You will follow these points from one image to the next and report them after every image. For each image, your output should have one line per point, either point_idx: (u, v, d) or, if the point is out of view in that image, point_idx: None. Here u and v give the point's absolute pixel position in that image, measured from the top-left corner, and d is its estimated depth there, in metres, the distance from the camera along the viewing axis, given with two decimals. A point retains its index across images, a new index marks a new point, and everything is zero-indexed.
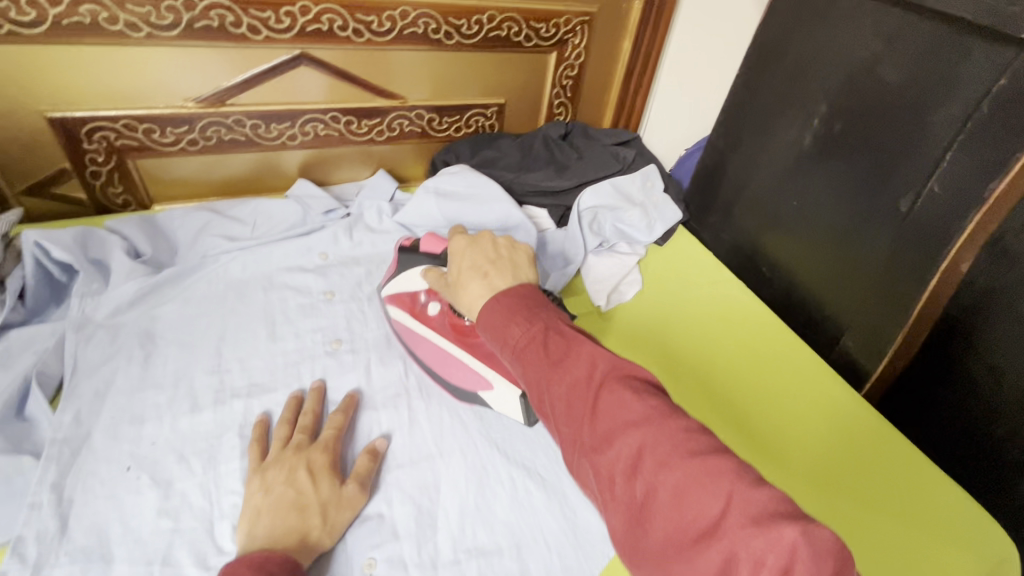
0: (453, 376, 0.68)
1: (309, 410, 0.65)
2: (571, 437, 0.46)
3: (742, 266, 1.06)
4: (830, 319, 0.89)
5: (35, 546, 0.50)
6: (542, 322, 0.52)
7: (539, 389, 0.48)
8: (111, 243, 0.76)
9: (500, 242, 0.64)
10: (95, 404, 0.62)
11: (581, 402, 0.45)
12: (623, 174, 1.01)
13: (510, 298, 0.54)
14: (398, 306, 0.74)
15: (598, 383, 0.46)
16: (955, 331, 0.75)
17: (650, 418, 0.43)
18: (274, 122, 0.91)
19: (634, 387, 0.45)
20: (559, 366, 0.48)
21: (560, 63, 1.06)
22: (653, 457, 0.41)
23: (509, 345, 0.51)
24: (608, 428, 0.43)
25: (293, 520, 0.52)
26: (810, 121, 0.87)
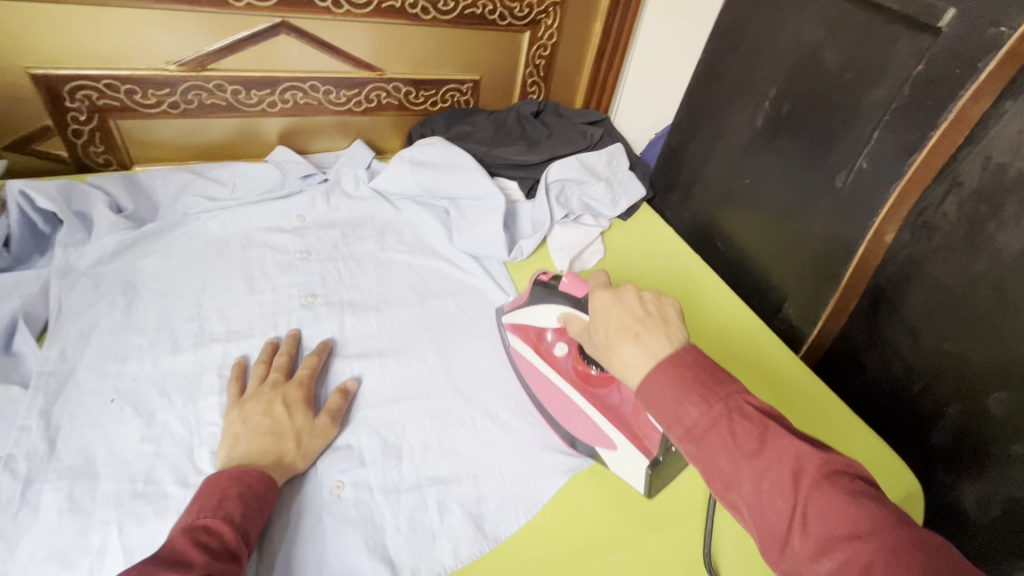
0: (571, 422, 0.66)
1: (285, 351, 0.70)
2: (773, 538, 0.40)
3: (701, 242, 1.13)
4: (775, 288, 0.98)
5: (25, 463, 0.54)
6: (720, 399, 0.44)
7: (726, 480, 0.42)
8: (93, 197, 0.79)
9: (646, 296, 0.55)
10: (80, 343, 0.66)
11: (781, 497, 0.40)
12: (590, 151, 1.07)
13: (678, 364, 0.47)
14: (517, 333, 0.73)
15: (809, 484, 0.40)
16: (880, 296, 0.81)
17: (875, 528, 0.37)
18: (254, 88, 0.94)
19: (850, 490, 0.39)
20: (758, 459, 0.41)
21: (533, 43, 1.10)
22: (890, 574, 0.35)
23: (682, 427, 0.45)
24: (824, 534, 0.38)
25: (270, 444, 0.58)
26: (762, 104, 0.94)
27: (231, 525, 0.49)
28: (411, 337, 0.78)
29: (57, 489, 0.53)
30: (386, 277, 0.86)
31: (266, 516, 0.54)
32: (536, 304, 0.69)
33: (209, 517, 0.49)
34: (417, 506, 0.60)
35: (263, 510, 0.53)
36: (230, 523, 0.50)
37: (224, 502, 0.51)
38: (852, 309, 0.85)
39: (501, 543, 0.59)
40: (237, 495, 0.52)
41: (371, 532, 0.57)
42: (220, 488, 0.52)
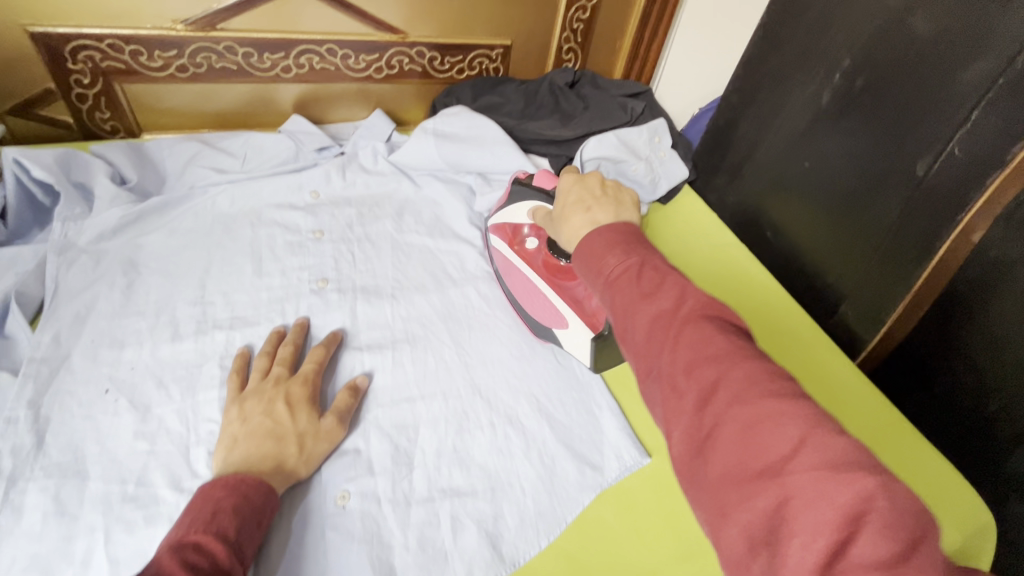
0: (534, 309, 0.70)
1: (291, 341, 0.64)
2: (647, 365, 0.41)
3: (746, 231, 1.02)
4: (830, 286, 0.87)
5: (10, 459, 0.51)
6: (638, 254, 0.47)
7: (621, 311, 0.44)
8: (95, 167, 0.74)
9: (608, 181, 0.60)
10: (76, 327, 0.61)
11: (661, 325, 0.41)
12: (630, 127, 0.97)
13: (615, 230, 0.50)
14: (495, 232, 0.77)
15: (686, 317, 0.41)
16: (957, 302, 0.71)
17: (732, 355, 0.39)
18: (267, 52, 0.87)
19: (721, 325, 0.41)
20: (654, 299, 0.43)
21: (571, 4, 1.00)
22: (729, 391, 0.37)
23: (602, 277, 0.47)
24: (686, 357, 0.39)
25: (269, 447, 0.53)
26: (830, 76, 0.83)
27: (224, 543, 0.44)
28: (427, 328, 0.72)
29: (43, 488, 0.50)
30: (403, 262, 0.79)
31: (264, 532, 0.49)
32: (513, 203, 0.77)
33: (199, 533, 0.44)
34: (429, 522, 0.55)
35: (260, 526, 0.48)
36: (224, 539, 0.44)
37: (217, 517, 0.46)
38: (921, 315, 0.76)
39: (520, 568, 0.53)
40: (232, 508, 0.47)
41: (377, 550, 0.53)
42: (214, 499, 0.47)
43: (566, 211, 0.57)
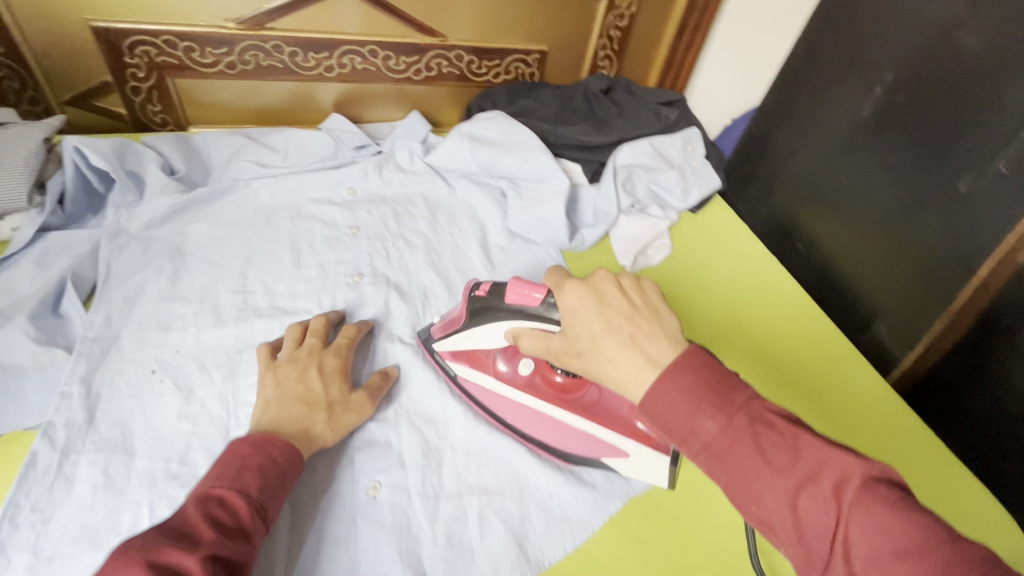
0: (564, 443, 0.61)
1: (322, 316, 0.66)
2: (808, 554, 0.37)
3: (776, 242, 1.02)
4: (864, 302, 0.86)
5: (64, 432, 0.53)
6: (737, 410, 0.41)
7: (751, 495, 0.39)
8: (147, 157, 0.76)
9: (625, 285, 0.50)
10: (127, 309, 0.64)
11: (822, 513, 0.37)
12: (663, 135, 0.97)
13: (688, 371, 0.43)
14: (460, 361, 0.64)
15: (847, 497, 0.37)
16: (996, 323, 0.70)
17: (923, 544, 0.34)
18: (312, 51, 0.89)
19: (889, 496, 0.36)
20: (792, 475, 0.38)
21: (610, 12, 1.01)
22: None
23: (699, 442, 0.41)
24: (863, 555, 0.35)
25: (299, 412, 0.54)
26: (871, 89, 0.82)
27: (246, 498, 0.45)
28: None
29: (93, 463, 0.52)
30: (436, 260, 0.81)
31: (288, 488, 0.49)
32: (482, 325, 0.61)
33: (223, 488, 0.44)
34: (455, 518, 0.56)
35: (285, 484, 0.49)
36: (246, 496, 0.45)
37: (242, 474, 0.46)
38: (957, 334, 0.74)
39: (545, 571, 0.54)
40: (257, 465, 0.47)
41: (406, 541, 0.54)
42: (240, 455, 0.48)
43: (608, 354, 0.46)
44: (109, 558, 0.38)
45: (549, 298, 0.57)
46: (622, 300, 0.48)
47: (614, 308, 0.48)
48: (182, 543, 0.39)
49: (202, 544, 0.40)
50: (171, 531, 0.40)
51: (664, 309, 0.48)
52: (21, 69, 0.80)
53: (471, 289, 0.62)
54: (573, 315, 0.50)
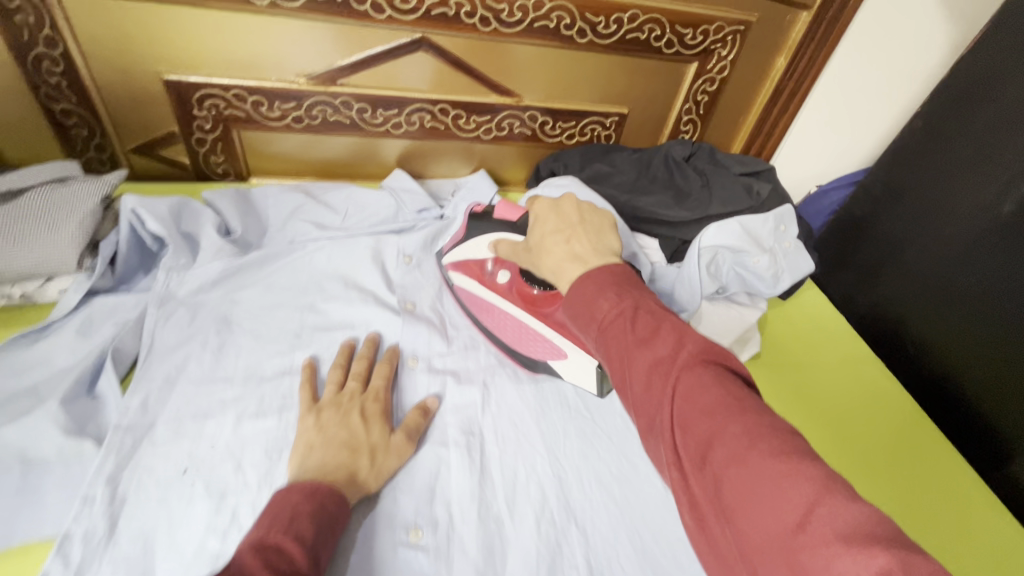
0: (522, 342, 0.68)
1: (362, 356, 0.65)
2: (647, 417, 0.41)
3: (877, 339, 0.89)
4: (996, 430, 0.72)
5: (79, 548, 0.48)
6: (631, 297, 0.46)
7: (617, 365, 0.43)
8: (203, 217, 0.73)
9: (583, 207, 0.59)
10: (167, 392, 0.59)
11: (657, 379, 0.41)
12: (753, 213, 0.87)
13: (606, 275, 0.49)
14: (459, 271, 0.74)
15: (681, 364, 0.41)
16: None
17: (731, 408, 0.37)
18: (382, 108, 0.85)
19: (718, 371, 0.40)
20: (648, 344, 0.42)
21: (699, 75, 0.93)
22: (726, 449, 0.36)
23: (595, 323, 0.46)
24: (685, 413, 0.39)
25: (344, 456, 0.53)
26: (1018, 184, 0.70)
27: (301, 547, 0.42)
28: (520, 433, 0.64)
29: None
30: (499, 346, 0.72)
31: (335, 544, 0.47)
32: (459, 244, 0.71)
33: (280, 535, 0.42)
34: None
35: (334, 536, 0.46)
36: (301, 542, 0.43)
37: (295, 521, 0.44)
38: None
39: None
40: (309, 514, 0.46)
41: None
42: (292, 503, 0.46)
43: (551, 249, 0.55)
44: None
45: (527, 214, 0.70)
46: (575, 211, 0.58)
47: (568, 219, 0.57)
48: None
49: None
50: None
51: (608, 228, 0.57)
52: (92, 118, 0.78)
53: (470, 208, 0.76)
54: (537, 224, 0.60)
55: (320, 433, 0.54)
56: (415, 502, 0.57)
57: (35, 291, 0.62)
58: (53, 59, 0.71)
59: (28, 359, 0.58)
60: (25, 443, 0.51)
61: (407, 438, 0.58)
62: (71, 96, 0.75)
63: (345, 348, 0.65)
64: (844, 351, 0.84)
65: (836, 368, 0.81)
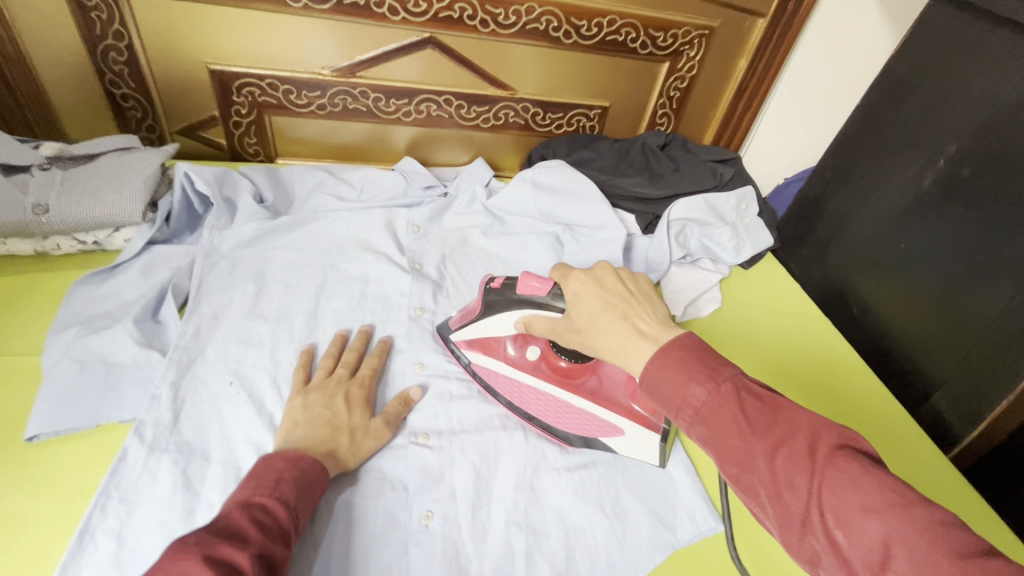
0: (560, 419, 0.66)
1: (354, 347, 0.68)
2: (790, 517, 0.39)
3: (830, 305, 1.01)
4: (921, 371, 0.84)
5: (151, 431, 0.56)
6: (725, 378, 0.44)
7: (740, 460, 0.41)
8: (241, 186, 0.84)
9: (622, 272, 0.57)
10: (216, 321, 0.69)
11: (797, 473, 0.39)
12: (717, 191, 1.00)
13: (687, 352, 0.47)
14: (474, 349, 0.70)
15: (821, 458, 0.39)
16: None
17: (893, 503, 0.36)
18: (394, 98, 0.98)
19: (860, 460, 0.39)
20: (768, 433, 0.41)
21: (671, 74, 1.06)
22: (907, 554, 0.34)
23: (690, 409, 0.44)
24: (839, 513, 0.37)
25: (325, 436, 0.56)
26: (934, 161, 0.83)
27: (285, 507, 0.46)
28: None
29: (172, 465, 0.54)
30: None
31: (314, 506, 0.50)
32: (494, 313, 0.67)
33: (264, 496, 0.45)
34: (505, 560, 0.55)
35: (313, 499, 0.50)
36: (285, 505, 0.46)
37: (280, 484, 0.47)
38: None
39: None
40: (292, 480, 0.48)
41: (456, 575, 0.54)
42: (277, 469, 0.48)
43: (598, 326, 0.53)
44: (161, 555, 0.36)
45: (556, 287, 0.61)
46: (620, 287, 0.55)
47: (612, 294, 0.54)
48: (233, 540, 0.39)
49: (252, 542, 0.40)
50: (219, 533, 0.39)
51: (657, 299, 0.54)
52: (146, 101, 0.91)
53: (487, 282, 0.67)
54: (575, 301, 0.56)
55: (305, 411, 0.58)
56: (424, 415, 0.65)
57: (105, 239, 0.74)
58: (118, 49, 0.85)
59: (104, 289, 0.70)
60: (106, 349, 0.62)
61: (387, 424, 0.61)
62: (131, 82, 0.88)
63: (338, 338, 0.69)
64: (804, 320, 0.94)
65: (795, 333, 0.92)
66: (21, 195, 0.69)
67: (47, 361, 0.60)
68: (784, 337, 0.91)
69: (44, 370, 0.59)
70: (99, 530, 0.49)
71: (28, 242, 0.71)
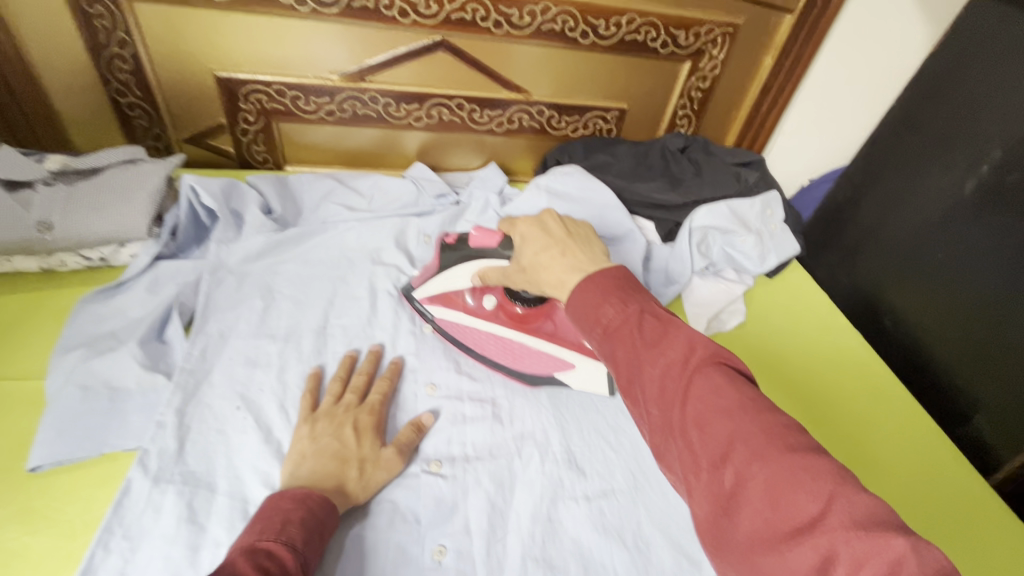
0: (522, 360, 0.70)
1: (362, 370, 0.66)
2: (659, 420, 0.42)
3: (860, 315, 0.97)
4: (960, 390, 0.79)
5: (156, 461, 0.54)
6: (634, 301, 0.47)
7: (627, 369, 0.44)
8: (249, 197, 0.81)
9: (563, 220, 0.62)
10: (223, 340, 0.67)
11: (673, 381, 0.41)
12: (741, 197, 0.96)
13: (607, 279, 0.49)
14: (437, 304, 0.73)
15: (693, 367, 0.42)
16: None
17: (746, 408, 0.39)
18: (405, 102, 0.95)
19: (729, 374, 0.41)
20: (657, 346, 0.43)
21: (692, 74, 1.01)
22: (745, 448, 0.37)
23: (600, 327, 0.47)
24: (699, 413, 0.40)
25: (333, 469, 0.54)
26: (976, 167, 0.78)
27: (292, 551, 0.44)
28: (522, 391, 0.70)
29: (176, 498, 0.52)
30: None
31: (325, 552, 0.48)
32: (450, 269, 0.71)
33: (270, 540, 0.44)
34: None
35: (324, 542, 0.48)
36: (292, 548, 0.44)
37: (286, 527, 0.45)
38: None
39: None
40: (300, 521, 0.47)
41: None
42: (283, 510, 0.47)
43: (541, 262, 0.57)
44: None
45: (505, 237, 0.67)
46: (558, 228, 0.60)
47: (553, 235, 0.59)
48: None
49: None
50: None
51: (594, 238, 0.59)
52: (152, 110, 0.89)
53: (441, 239, 0.72)
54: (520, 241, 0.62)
55: (312, 443, 0.56)
56: (436, 440, 0.63)
57: (110, 255, 0.72)
58: (123, 58, 0.83)
59: (109, 308, 0.68)
60: (110, 374, 0.60)
61: (399, 453, 0.59)
62: (136, 91, 0.86)
63: (347, 359, 0.67)
64: (833, 340, 0.88)
65: (810, 351, 0.86)
66: (23, 212, 0.68)
67: (51, 385, 0.58)
68: (813, 359, 0.85)
69: (48, 395, 0.58)
70: (101, 569, 0.47)
71: (33, 259, 0.70)
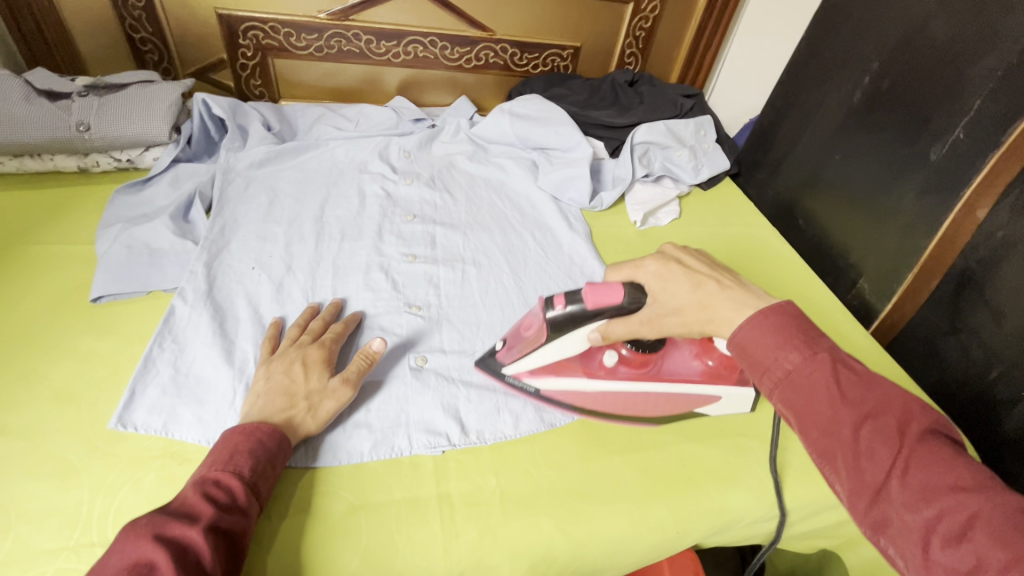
0: (648, 408, 0.65)
1: (321, 318, 0.66)
2: (870, 486, 0.41)
3: (781, 220, 1.12)
4: (852, 264, 0.96)
5: (192, 294, 0.68)
6: (823, 350, 0.46)
7: (824, 425, 0.44)
8: (252, 116, 0.94)
9: (702, 263, 0.56)
10: (238, 221, 0.80)
11: (882, 447, 0.42)
12: (678, 118, 1.12)
13: (785, 320, 0.48)
14: (542, 377, 0.64)
15: (911, 438, 0.42)
16: (969, 283, 0.77)
17: (981, 486, 0.39)
18: (384, 40, 1.08)
19: (946, 447, 0.42)
20: (861, 406, 0.43)
21: (636, 14, 1.17)
22: (988, 529, 0.37)
23: (780, 373, 0.46)
24: (923, 487, 0.40)
25: (280, 404, 0.54)
26: (861, 79, 0.93)
27: (240, 480, 0.47)
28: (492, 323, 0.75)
29: (206, 317, 0.66)
30: (475, 210, 0.95)
31: (280, 472, 0.51)
32: (569, 334, 0.59)
33: (218, 470, 0.46)
34: (484, 386, 0.67)
35: (279, 465, 0.51)
36: (239, 476, 0.47)
37: (235, 456, 0.48)
38: (931, 290, 0.83)
39: (555, 428, 0.65)
40: (248, 451, 0.49)
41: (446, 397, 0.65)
42: (232, 442, 0.49)
43: (702, 304, 0.53)
44: (116, 538, 0.41)
45: (631, 285, 0.56)
46: (699, 263, 0.56)
47: (698, 272, 0.55)
48: (182, 519, 0.42)
49: (201, 517, 0.42)
50: (172, 512, 0.42)
51: (733, 271, 0.57)
52: (161, 45, 1.02)
53: (549, 304, 0.58)
54: (661, 281, 0.55)
55: (266, 381, 0.56)
56: (416, 292, 0.77)
57: (136, 158, 0.86)
58: None
59: (142, 198, 0.82)
60: (148, 238, 0.74)
61: (348, 383, 0.58)
62: (148, 27, 0.99)
63: (309, 310, 0.67)
64: (755, 235, 1.03)
65: (732, 240, 1.02)
66: (66, 116, 0.81)
67: (101, 247, 0.72)
68: (741, 249, 1.00)
69: (99, 253, 0.71)
70: (159, 359, 0.61)
71: (72, 159, 0.84)
